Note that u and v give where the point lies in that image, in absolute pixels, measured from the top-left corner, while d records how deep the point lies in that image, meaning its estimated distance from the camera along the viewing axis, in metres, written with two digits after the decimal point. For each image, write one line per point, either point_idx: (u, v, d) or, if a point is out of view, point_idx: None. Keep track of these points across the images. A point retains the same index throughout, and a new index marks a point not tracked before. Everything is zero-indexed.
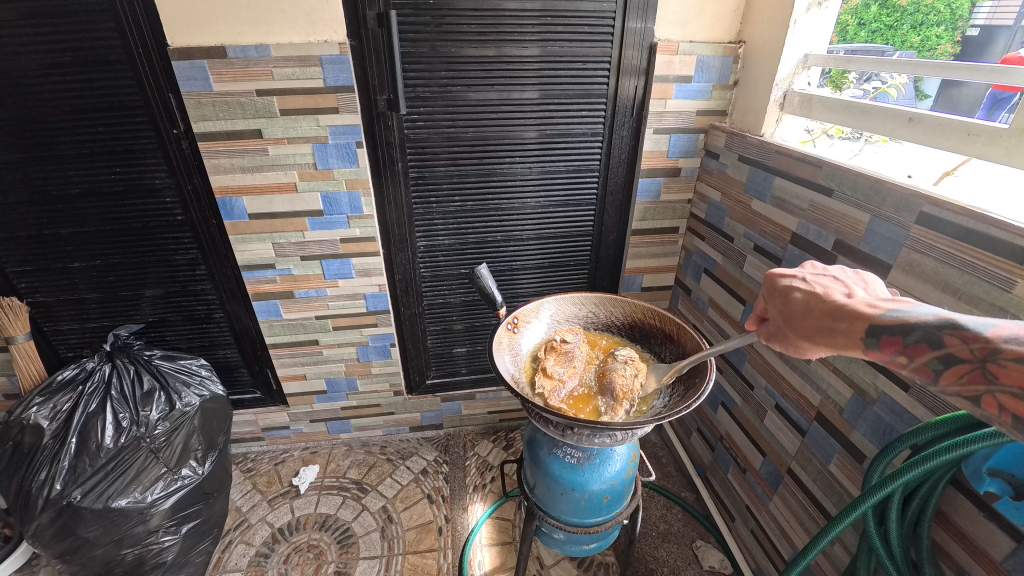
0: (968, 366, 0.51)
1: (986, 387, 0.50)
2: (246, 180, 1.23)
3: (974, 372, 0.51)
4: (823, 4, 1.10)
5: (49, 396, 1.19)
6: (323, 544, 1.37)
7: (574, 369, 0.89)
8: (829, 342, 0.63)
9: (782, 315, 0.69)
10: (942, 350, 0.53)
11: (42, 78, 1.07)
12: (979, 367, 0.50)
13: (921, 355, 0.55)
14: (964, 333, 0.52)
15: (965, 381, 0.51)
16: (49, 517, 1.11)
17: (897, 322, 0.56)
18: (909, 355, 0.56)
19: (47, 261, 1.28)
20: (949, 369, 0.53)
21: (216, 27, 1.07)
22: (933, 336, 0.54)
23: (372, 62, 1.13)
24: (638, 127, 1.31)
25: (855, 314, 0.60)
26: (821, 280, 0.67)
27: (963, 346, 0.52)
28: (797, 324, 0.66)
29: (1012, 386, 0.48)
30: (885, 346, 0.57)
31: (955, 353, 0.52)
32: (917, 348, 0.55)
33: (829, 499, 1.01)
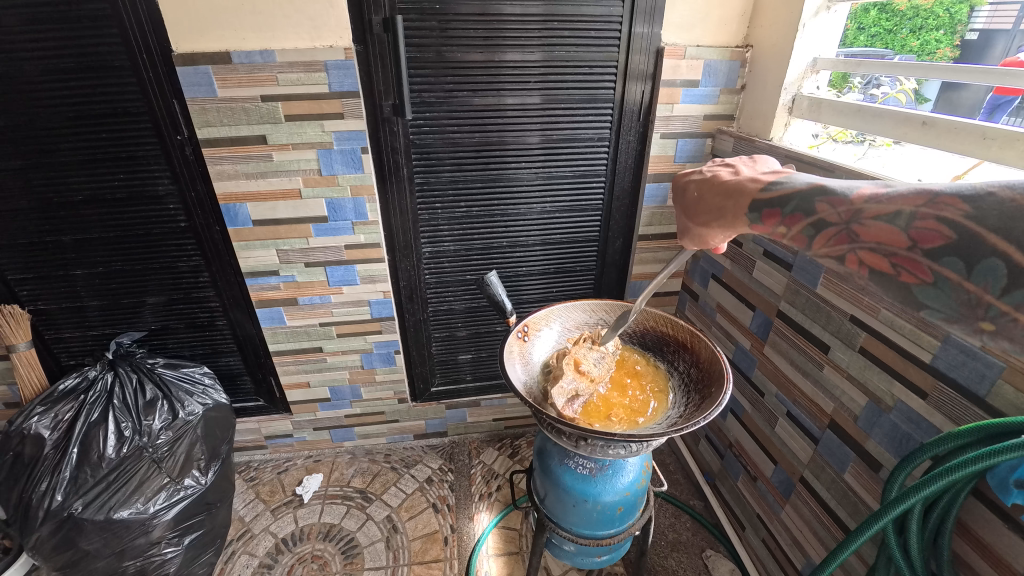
0: (834, 229, 0.55)
1: (849, 246, 0.54)
2: (250, 187, 1.22)
3: (839, 234, 0.55)
4: (833, 7, 1.09)
5: (50, 405, 1.17)
6: (327, 555, 1.35)
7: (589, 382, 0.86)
8: (724, 222, 0.70)
9: (683, 206, 0.77)
10: (814, 217, 0.57)
11: (44, 84, 1.06)
12: (844, 228, 0.54)
13: (796, 224, 0.59)
14: (833, 199, 0.56)
15: (832, 243, 0.55)
16: (49, 529, 1.09)
17: (776, 196, 0.62)
18: (787, 225, 0.60)
19: (48, 268, 1.27)
20: (819, 234, 0.57)
21: (220, 33, 1.06)
22: (807, 204, 0.58)
23: (377, 68, 1.12)
24: (645, 132, 1.30)
25: (744, 193, 0.66)
26: (716, 170, 0.75)
27: (831, 212, 0.56)
28: (697, 210, 0.74)
29: (869, 242, 0.52)
30: (767, 218, 0.63)
31: (824, 218, 0.56)
32: (791, 217, 0.60)
33: (844, 508, 0.99)
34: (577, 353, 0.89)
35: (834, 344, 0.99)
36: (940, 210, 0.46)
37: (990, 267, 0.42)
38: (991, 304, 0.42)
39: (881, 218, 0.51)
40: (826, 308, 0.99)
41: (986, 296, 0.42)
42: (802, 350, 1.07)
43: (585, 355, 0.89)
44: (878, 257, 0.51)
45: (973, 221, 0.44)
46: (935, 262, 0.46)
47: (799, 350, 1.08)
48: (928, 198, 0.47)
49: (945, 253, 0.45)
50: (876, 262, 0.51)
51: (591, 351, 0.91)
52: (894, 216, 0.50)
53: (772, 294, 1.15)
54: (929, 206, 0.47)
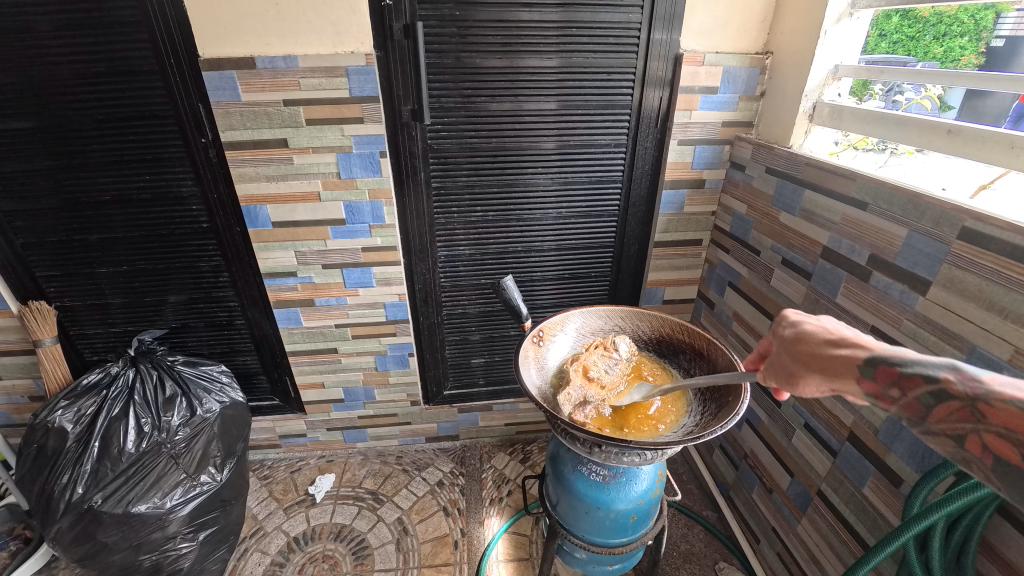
0: (958, 403, 0.52)
1: (973, 426, 0.51)
2: (271, 189, 1.24)
3: (964, 410, 0.51)
4: (855, 14, 1.07)
5: (74, 399, 1.20)
6: (338, 555, 1.36)
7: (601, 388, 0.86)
8: (822, 369, 0.64)
9: (780, 341, 0.71)
10: (935, 384, 0.54)
11: (75, 87, 1.10)
12: (969, 405, 0.51)
13: (914, 388, 0.55)
14: (961, 372, 0.53)
15: (955, 418, 0.52)
16: (70, 521, 1.11)
17: (898, 355, 0.57)
18: (903, 389, 0.55)
19: (74, 266, 1.30)
20: (940, 405, 0.53)
21: (245, 38, 1.09)
22: (930, 373, 0.55)
23: (397, 73, 1.13)
24: (663, 138, 1.30)
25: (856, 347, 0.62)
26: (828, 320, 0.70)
27: (957, 383, 0.52)
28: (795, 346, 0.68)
29: (997, 425, 0.49)
30: (878, 377, 0.57)
31: (947, 389, 0.53)
32: (910, 379, 0.55)
33: (863, 524, 0.97)
34: (587, 360, 0.89)
35: None
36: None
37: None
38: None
39: (1015, 403, 0.48)
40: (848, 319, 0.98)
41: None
42: None
43: (599, 363, 0.89)
44: (1009, 446, 0.48)
45: None
46: None
47: None
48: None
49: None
50: (1004, 450, 0.48)
51: (603, 357, 0.90)
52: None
53: (790, 303, 1.14)
54: None
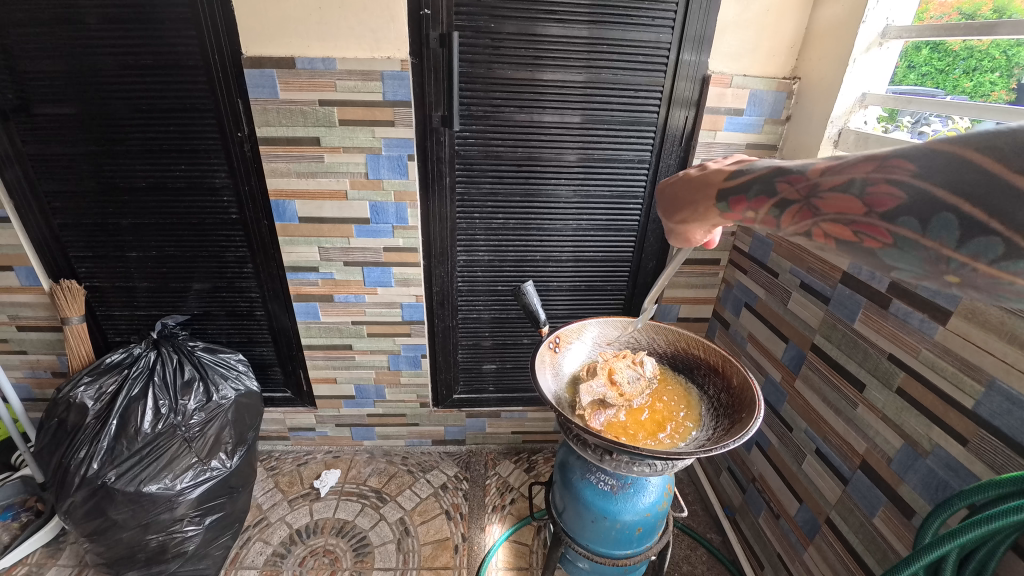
0: (797, 205, 0.57)
1: (813, 221, 0.56)
2: (300, 185, 1.28)
3: (803, 210, 0.57)
4: (884, 44, 1.09)
5: (96, 377, 1.23)
6: (339, 550, 1.37)
7: (620, 397, 0.86)
8: (698, 215, 0.71)
9: (660, 206, 0.78)
10: (777, 197, 0.60)
11: (120, 77, 1.15)
12: (805, 203, 0.57)
13: (763, 206, 0.61)
14: (791, 177, 0.58)
15: (798, 220, 0.58)
16: (83, 496, 1.14)
17: (740, 183, 0.63)
18: (755, 209, 0.62)
19: (106, 248, 1.35)
20: (786, 212, 0.59)
21: (287, 40, 1.13)
22: (769, 187, 0.60)
23: (430, 80, 1.17)
24: (686, 157, 1.31)
25: (711, 186, 0.68)
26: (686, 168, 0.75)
27: (791, 190, 0.58)
28: (673, 203, 0.74)
29: (830, 213, 0.54)
30: (736, 205, 0.65)
31: (786, 197, 0.59)
32: (757, 201, 0.62)
33: (872, 554, 0.95)
34: (613, 364, 0.89)
35: (870, 383, 0.97)
36: (889, 173, 0.48)
37: (944, 221, 0.44)
38: (951, 257, 0.45)
39: (836, 189, 0.53)
40: (864, 345, 0.98)
41: (944, 249, 0.45)
42: (836, 387, 1.05)
43: (624, 372, 0.89)
44: (840, 226, 0.53)
45: (920, 180, 0.46)
46: (892, 223, 0.48)
47: (832, 387, 1.06)
48: (877, 164, 0.49)
49: (900, 214, 0.47)
50: (839, 232, 0.54)
51: (628, 366, 0.90)
52: (847, 185, 0.52)
53: (807, 326, 1.13)
54: (880, 171, 0.49)
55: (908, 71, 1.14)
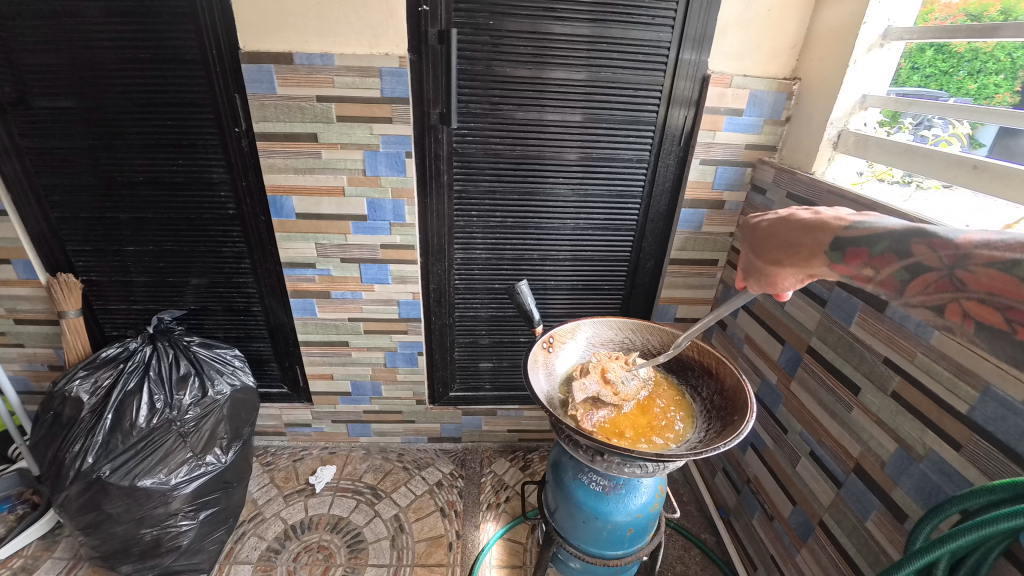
0: (935, 274, 0.54)
1: (953, 294, 0.53)
2: (298, 181, 1.27)
3: (941, 279, 0.54)
4: (886, 45, 1.08)
5: (92, 370, 1.24)
6: (333, 546, 1.37)
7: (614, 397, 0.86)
8: (800, 260, 0.69)
9: (751, 243, 0.76)
10: (909, 259, 0.56)
11: (118, 70, 1.14)
12: (947, 274, 0.53)
13: (887, 265, 0.58)
14: (932, 241, 0.54)
15: (931, 289, 0.55)
16: (78, 489, 1.14)
17: (863, 235, 0.60)
18: (875, 266, 0.59)
19: (103, 242, 1.35)
20: (916, 278, 0.56)
21: (285, 35, 1.13)
22: (901, 247, 0.57)
23: (429, 77, 1.16)
24: (685, 156, 1.30)
25: (823, 234, 0.65)
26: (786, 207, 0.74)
27: (931, 255, 0.54)
28: (772, 241, 0.72)
29: (978, 291, 0.51)
30: (851, 259, 0.61)
31: (922, 262, 0.55)
32: (881, 258, 0.59)
33: (864, 558, 0.95)
34: (607, 364, 0.90)
35: (866, 386, 0.96)
36: None
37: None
38: None
39: (993, 265, 0.50)
40: (861, 349, 0.97)
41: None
42: (831, 389, 1.05)
43: (618, 373, 0.89)
44: (989, 308, 0.50)
45: None
46: None
47: (828, 390, 1.06)
48: None
49: None
50: (985, 314, 0.51)
51: (623, 368, 0.90)
52: (1011, 264, 0.48)
53: (803, 329, 1.13)
54: None
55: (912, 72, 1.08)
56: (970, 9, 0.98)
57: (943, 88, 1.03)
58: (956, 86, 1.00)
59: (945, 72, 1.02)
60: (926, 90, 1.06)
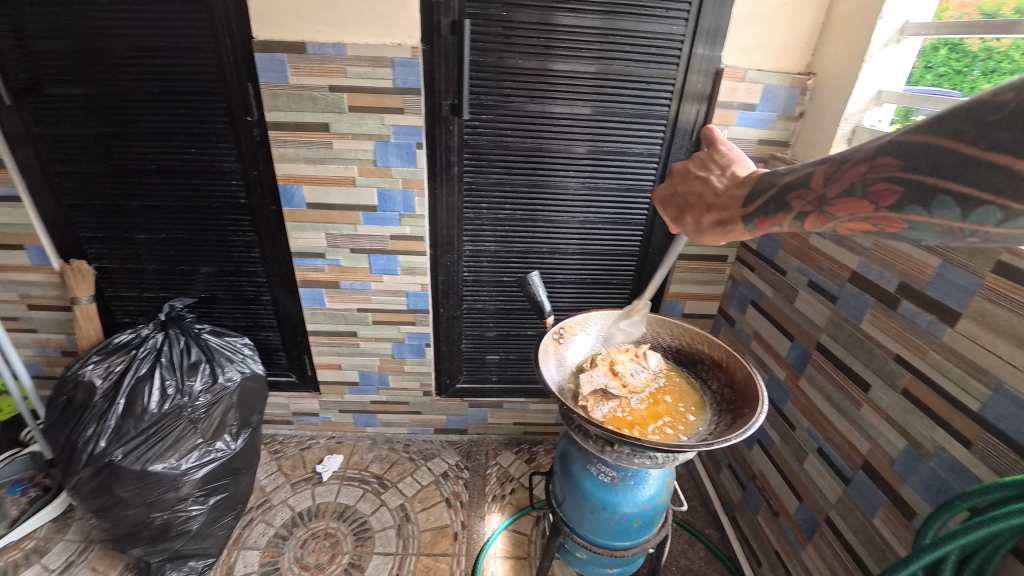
0: (813, 213, 0.63)
1: (832, 224, 0.62)
2: (309, 171, 1.28)
3: (819, 217, 0.63)
4: (902, 41, 1.07)
5: (105, 356, 1.25)
6: (339, 534, 1.38)
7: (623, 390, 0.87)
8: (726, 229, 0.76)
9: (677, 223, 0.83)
10: (794, 211, 0.65)
11: (132, 58, 1.15)
12: (819, 211, 0.62)
13: (784, 219, 0.67)
14: (800, 194, 0.64)
15: (818, 224, 0.63)
16: (90, 473, 1.16)
17: (758, 206, 0.69)
18: (779, 223, 0.68)
19: (115, 230, 1.36)
20: (807, 221, 0.65)
21: (298, 24, 1.13)
22: (784, 202, 0.66)
23: (440, 68, 1.16)
24: (696, 151, 1.30)
25: (731, 210, 0.73)
26: (689, 181, 0.80)
27: (802, 203, 0.64)
28: (693, 221, 0.78)
29: (844, 215, 0.60)
30: (760, 224, 0.70)
31: (802, 210, 0.64)
32: (779, 218, 0.67)
33: (870, 554, 0.95)
34: (615, 357, 0.91)
35: (875, 383, 0.96)
36: (882, 171, 0.55)
37: (943, 202, 0.50)
38: (962, 227, 0.49)
39: (842, 195, 0.59)
40: (871, 346, 0.97)
41: (953, 223, 0.50)
42: (840, 386, 1.05)
43: (627, 366, 0.90)
44: (859, 223, 0.59)
45: (910, 172, 0.52)
46: (902, 213, 0.54)
47: (836, 387, 1.05)
48: (867, 166, 0.56)
49: (906, 204, 0.53)
50: (858, 227, 0.60)
51: (632, 361, 0.91)
52: (851, 189, 0.58)
53: (813, 325, 1.12)
54: (873, 171, 0.55)
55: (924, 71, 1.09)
56: (987, 7, 0.97)
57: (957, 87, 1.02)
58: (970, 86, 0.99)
59: (959, 71, 1.01)
60: (940, 88, 1.06)
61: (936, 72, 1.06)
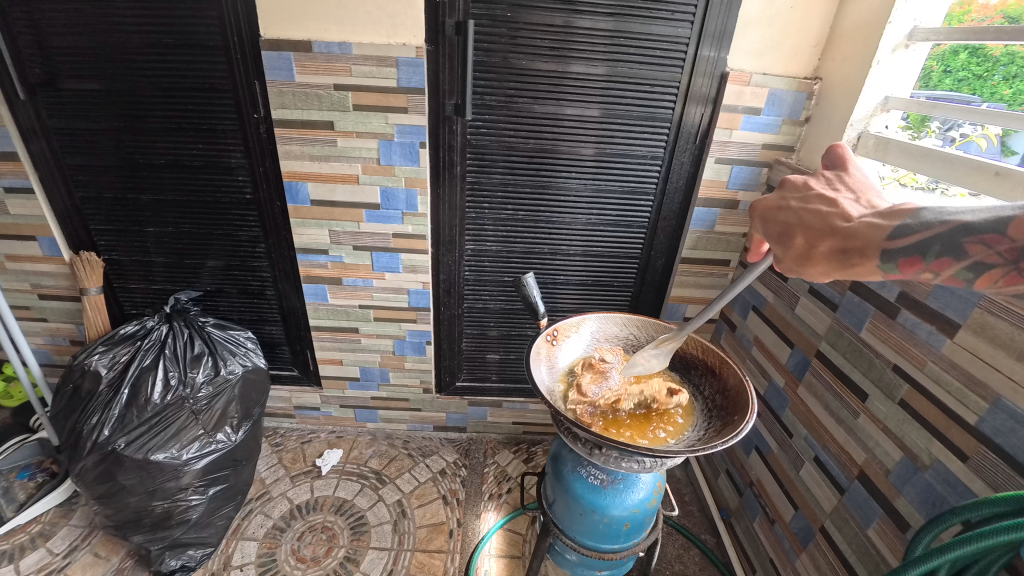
0: (1000, 269, 0.52)
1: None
2: (313, 168, 1.29)
3: (1008, 274, 0.51)
4: (910, 46, 1.05)
5: (111, 346, 1.27)
6: (336, 527, 1.40)
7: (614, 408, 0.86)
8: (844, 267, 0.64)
9: (779, 246, 0.70)
10: (966, 259, 0.54)
11: (143, 55, 1.17)
12: (1012, 267, 0.51)
13: (946, 268, 0.56)
14: (984, 238, 0.52)
15: (1000, 282, 0.53)
16: (94, 460, 1.18)
17: (911, 243, 0.57)
18: (934, 270, 0.57)
19: (125, 222, 1.38)
20: (981, 276, 0.54)
21: (305, 23, 1.14)
22: (955, 248, 0.55)
23: (445, 68, 1.17)
24: (700, 155, 1.29)
25: (866, 242, 0.61)
26: (809, 202, 0.68)
27: (988, 252, 0.52)
28: (808, 245, 0.66)
29: None
30: (906, 267, 0.58)
31: (981, 260, 0.53)
32: (940, 263, 0.56)
33: (864, 565, 0.94)
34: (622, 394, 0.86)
35: (873, 393, 0.95)
36: None
37: None
38: None
39: None
40: (870, 355, 0.96)
41: None
42: (838, 395, 1.04)
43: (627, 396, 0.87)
44: None
45: None
46: None
47: (835, 396, 1.04)
48: None
49: None
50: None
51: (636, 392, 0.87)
52: None
53: (813, 333, 1.11)
54: None
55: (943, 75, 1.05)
56: (1010, 10, 0.93)
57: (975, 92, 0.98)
58: (991, 91, 0.96)
59: (980, 76, 0.97)
60: (958, 93, 1.01)
61: (955, 77, 1.02)
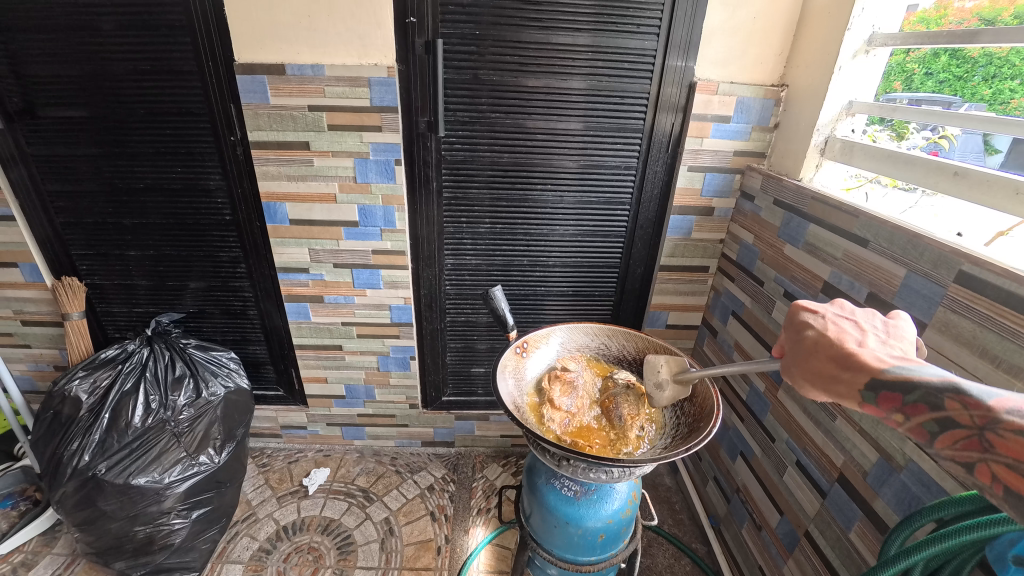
0: (965, 432, 0.47)
1: (981, 456, 0.46)
2: (291, 188, 1.30)
3: (972, 439, 0.47)
4: (871, 52, 1.07)
5: (91, 370, 1.27)
6: (323, 547, 1.39)
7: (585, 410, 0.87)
8: (833, 391, 0.58)
9: (790, 349, 0.65)
10: (940, 412, 0.49)
11: (122, 81, 1.19)
12: (978, 434, 0.46)
13: (918, 415, 0.50)
14: (965, 398, 0.48)
15: (959, 445, 0.47)
16: (75, 486, 1.18)
17: (900, 379, 0.52)
18: (906, 416, 0.51)
19: (107, 247, 1.39)
20: (946, 432, 0.49)
21: (279, 47, 1.16)
22: (934, 398, 0.49)
23: (416, 85, 1.18)
24: (673, 163, 1.30)
25: (862, 367, 0.56)
26: (840, 321, 0.63)
27: (964, 412, 0.48)
28: (813, 355, 0.61)
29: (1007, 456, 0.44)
30: (882, 402, 0.53)
31: (952, 416, 0.48)
32: (916, 408, 0.51)
33: (847, 569, 0.94)
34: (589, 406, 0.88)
35: None
36: None
37: None
38: None
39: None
40: None
41: None
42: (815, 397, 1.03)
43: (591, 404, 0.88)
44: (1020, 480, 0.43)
45: None
46: None
47: (813, 398, 1.04)
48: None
49: None
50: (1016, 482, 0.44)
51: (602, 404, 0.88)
52: None
53: None
54: None
55: (925, 77, 1.00)
56: (985, 13, 0.89)
57: (957, 94, 0.95)
58: (971, 92, 0.92)
59: (960, 77, 0.94)
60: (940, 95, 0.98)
61: (936, 79, 0.98)
